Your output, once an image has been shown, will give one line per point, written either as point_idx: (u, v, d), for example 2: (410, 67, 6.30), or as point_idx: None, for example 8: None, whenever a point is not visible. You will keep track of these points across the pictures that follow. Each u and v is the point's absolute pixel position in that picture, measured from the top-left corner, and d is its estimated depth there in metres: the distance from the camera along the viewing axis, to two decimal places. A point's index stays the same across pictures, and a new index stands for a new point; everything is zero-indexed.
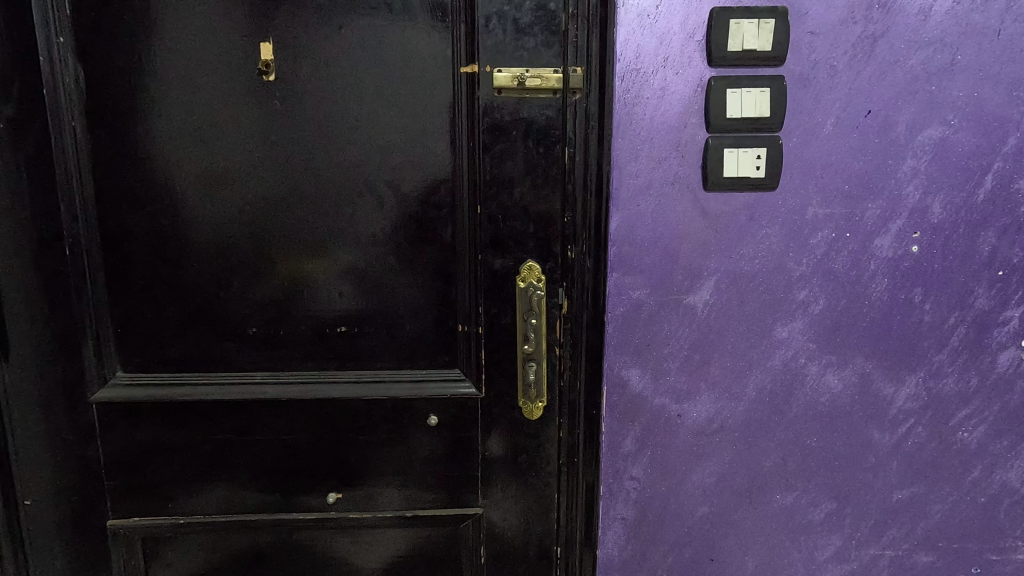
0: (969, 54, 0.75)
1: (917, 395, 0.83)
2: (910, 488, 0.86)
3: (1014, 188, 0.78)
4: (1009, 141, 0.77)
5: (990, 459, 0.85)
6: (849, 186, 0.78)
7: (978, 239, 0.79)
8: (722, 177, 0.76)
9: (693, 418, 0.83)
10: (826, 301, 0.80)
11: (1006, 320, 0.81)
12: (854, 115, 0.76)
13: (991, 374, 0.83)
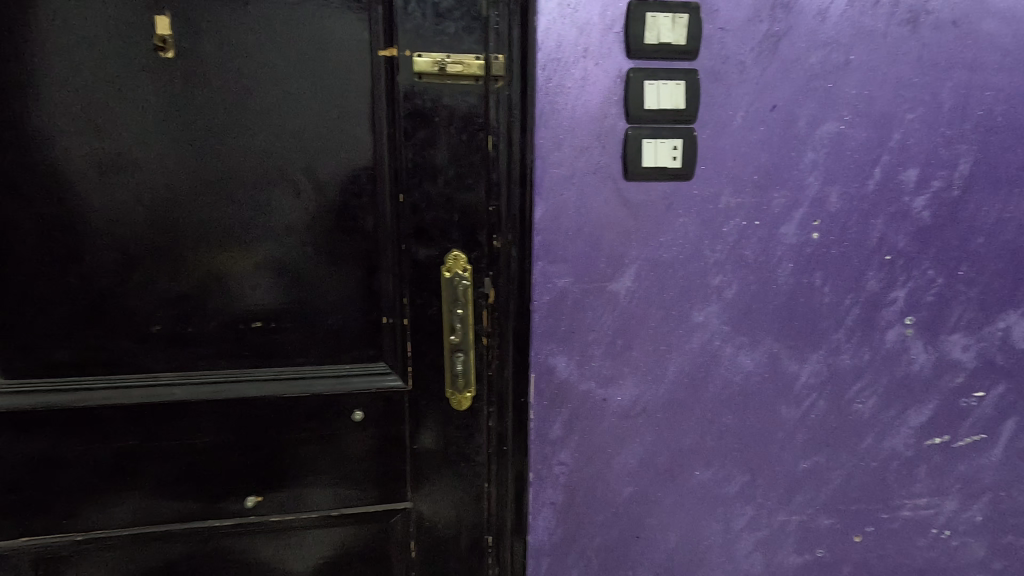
0: (861, 54, 0.81)
1: (819, 372, 0.90)
2: (813, 457, 0.93)
3: (899, 180, 0.85)
4: (894, 137, 0.84)
5: (881, 427, 0.94)
6: (758, 176, 0.82)
7: (869, 226, 0.86)
8: (641, 167, 0.78)
9: (618, 402, 0.86)
10: (738, 285, 0.85)
11: (893, 300, 0.89)
12: (761, 108, 0.80)
13: (881, 350, 0.91)
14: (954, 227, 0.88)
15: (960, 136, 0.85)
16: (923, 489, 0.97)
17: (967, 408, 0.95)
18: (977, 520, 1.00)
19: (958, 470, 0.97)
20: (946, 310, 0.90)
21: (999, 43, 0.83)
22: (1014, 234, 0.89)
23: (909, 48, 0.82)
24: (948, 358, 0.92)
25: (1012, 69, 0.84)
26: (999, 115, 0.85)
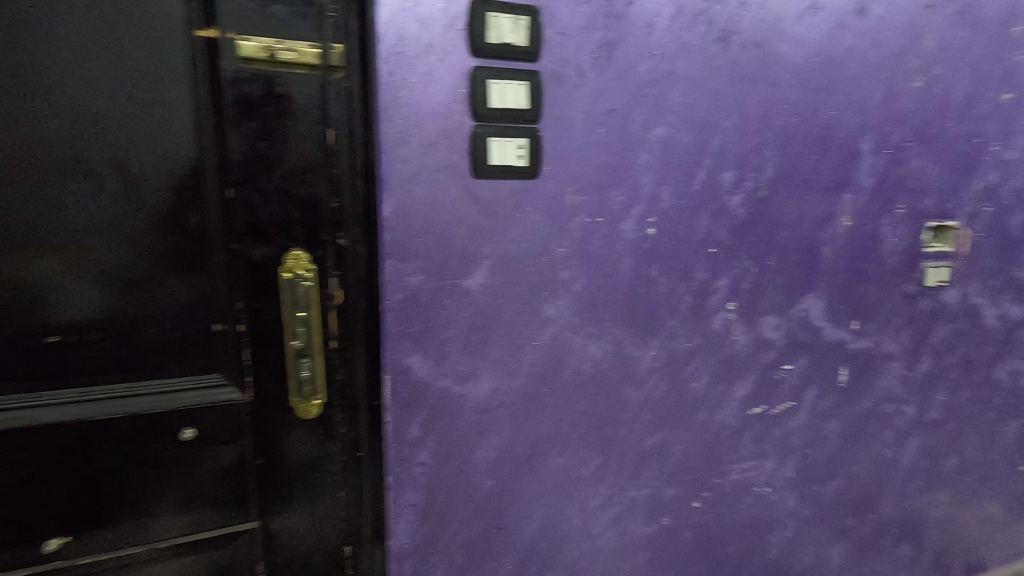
0: (684, 66, 0.89)
1: (659, 355, 0.99)
2: (657, 434, 1.02)
3: (719, 181, 0.96)
4: (713, 142, 0.94)
5: (712, 402, 1.05)
6: (599, 176, 0.88)
7: (696, 222, 0.96)
8: (489, 165, 0.80)
9: (475, 397, 0.87)
10: (585, 279, 0.90)
11: (718, 288, 1.00)
12: (599, 112, 0.85)
13: (710, 333, 1.02)
14: (764, 222, 1.01)
15: (765, 143, 0.98)
16: (747, 453, 1.11)
17: (778, 379, 1.10)
18: (788, 475, 1.17)
19: (773, 434, 1.13)
20: (760, 294, 1.04)
21: (793, 63, 0.97)
22: (808, 229, 1.06)
23: (723, 63, 0.92)
24: (762, 337, 1.07)
25: (802, 87, 0.99)
26: (794, 126, 1.00)
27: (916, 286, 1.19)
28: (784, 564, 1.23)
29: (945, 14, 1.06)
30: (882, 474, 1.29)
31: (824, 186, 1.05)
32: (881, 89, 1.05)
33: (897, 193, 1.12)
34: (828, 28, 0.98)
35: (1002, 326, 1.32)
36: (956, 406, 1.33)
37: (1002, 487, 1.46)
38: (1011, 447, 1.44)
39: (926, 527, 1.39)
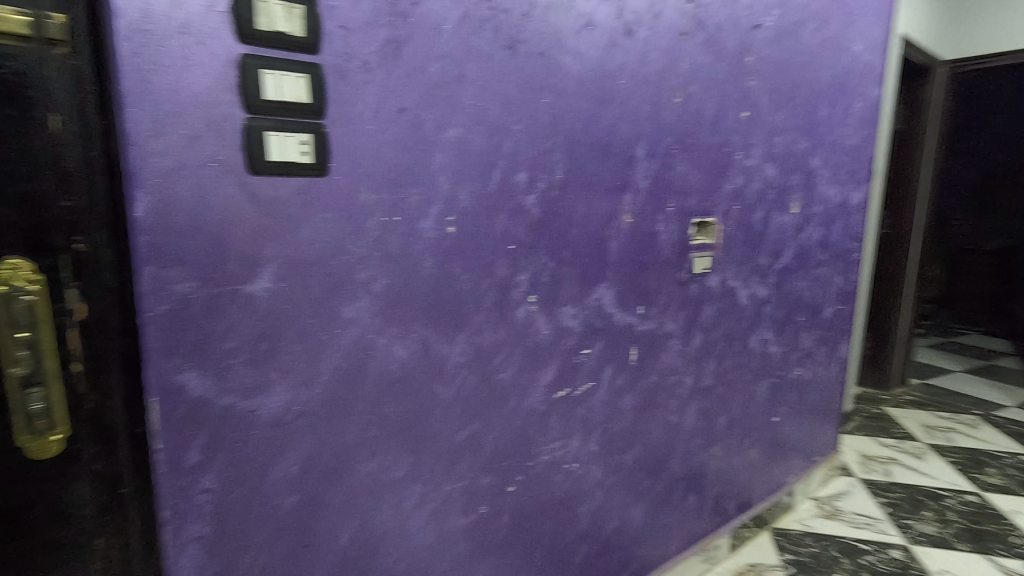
0: (473, 70, 0.93)
1: (466, 350, 1.02)
2: (469, 426, 1.05)
3: (513, 182, 1.02)
4: (505, 145, 0.99)
5: (519, 390, 1.12)
6: (394, 175, 0.87)
7: (495, 221, 1.01)
8: (267, 162, 0.75)
9: (268, 411, 0.81)
10: (385, 279, 0.89)
11: (519, 283, 1.07)
12: (389, 110, 0.84)
13: (514, 325, 1.08)
14: (556, 220, 1.10)
15: (554, 147, 1.07)
16: (556, 434, 1.21)
17: (578, 363, 1.21)
18: (593, 449, 1.29)
19: (578, 413, 1.24)
20: (557, 286, 1.14)
21: (574, 75, 1.07)
22: (597, 225, 1.18)
23: (511, 69, 0.98)
24: (562, 325, 1.16)
25: (583, 96, 1.10)
26: (578, 132, 1.10)
27: (686, 273, 1.40)
28: (595, 531, 1.35)
29: (695, 43, 1.28)
30: (671, 438, 1.48)
31: (607, 187, 1.18)
32: (649, 103, 1.22)
33: (666, 195, 1.30)
34: (602, 45, 1.11)
35: (750, 304, 1.61)
36: (722, 373, 1.59)
37: (759, 436, 1.79)
38: (762, 402, 1.76)
39: (707, 478, 1.64)
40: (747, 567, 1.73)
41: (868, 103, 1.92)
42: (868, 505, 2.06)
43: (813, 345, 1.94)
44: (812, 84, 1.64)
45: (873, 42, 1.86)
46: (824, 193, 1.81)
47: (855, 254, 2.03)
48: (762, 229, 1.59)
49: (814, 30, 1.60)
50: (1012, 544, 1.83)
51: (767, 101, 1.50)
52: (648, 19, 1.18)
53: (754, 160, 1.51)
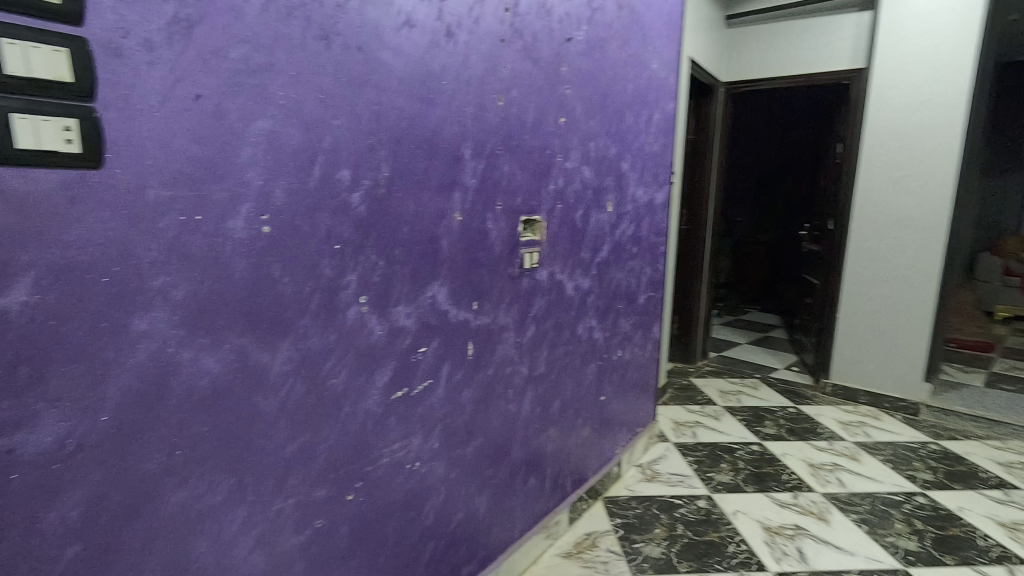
0: (283, 59, 0.87)
1: (290, 358, 0.96)
2: (298, 439, 0.99)
3: (336, 179, 0.98)
4: (324, 140, 0.95)
5: (354, 394, 1.08)
6: (192, 169, 0.78)
7: (316, 219, 0.96)
8: (15, 150, 0.63)
9: (34, 449, 0.68)
10: (188, 285, 0.80)
11: (347, 284, 1.03)
12: (182, 96, 0.76)
13: (344, 328, 1.04)
14: (385, 219, 1.08)
15: (378, 144, 1.05)
16: (395, 435, 1.19)
17: (415, 362, 1.21)
18: (434, 446, 1.30)
19: (417, 412, 1.24)
20: (389, 286, 1.12)
21: (395, 72, 1.07)
22: (427, 224, 1.18)
23: (326, 62, 0.94)
24: (396, 325, 1.15)
25: (406, 94, 1.09)
26: (403, 130, 1.10)
27: (517, 268, 1.48)
28: (440, 527, 1.36)
29: (513, 50, 1.35)
30: (510, 427, 1.55)
31: (436, 186, 1.19)
32: (473, 104, 1.26)
33: (494, 193, 1.36)
34: (423, 44, 1.11)
35: (575, 294, 1.75)
36: (554, 360, 1.70)
37: (589, 415, 1.95)
38: (590, 384, 1.93)
39: (545, 460, 1.75)
40: (584, 536, 1.88)
41: (665, 115, 2.20)
42: (680, 465, 2.38)
43: (631, 329, 2.17)
44: (619, 95, 1.83)
45: (666, 62, 2.13)
46: (633, 194, 2.03)
47: (661, 247, 2.32)
48: (583, 226, 1.73)
49: (618, 47, 1.78)
50: (782, 481, 2.25)
51: (581, 109, 1.64)
52: (468, 23, 1.21)
53: (572, 162, 1.64)
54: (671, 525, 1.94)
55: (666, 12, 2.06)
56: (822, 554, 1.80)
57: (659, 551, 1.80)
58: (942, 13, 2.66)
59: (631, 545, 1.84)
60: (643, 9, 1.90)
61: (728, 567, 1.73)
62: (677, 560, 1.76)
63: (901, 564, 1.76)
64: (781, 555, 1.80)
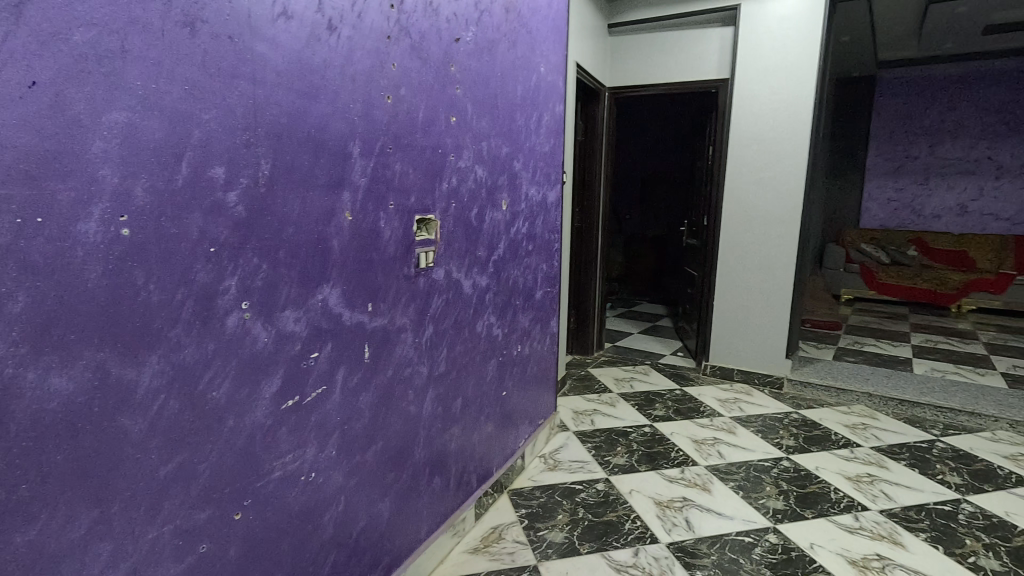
0: (139, 45, 0.80)
1: (161, 372, 0.88)
2: (175, 459, 0.92)
3: (208, 177, 0.91)
4: (193, 135, 0.88)
5: (238, 407, 1.02)
6: (27, 164, 0.70)
7: (186, 220, 0.89)
8: None
9: None
10: (28, 296, 0.71)
11: (226, 289, 0.97)
12: (11, 82, 0.68)
13: (224, 336, 0.97)
14: (266, 219, 1.03)
15: (256, 140, 0.99)
16: (287, 447, 1.14)
17: (307, 368, 1.16)
18: (331, 454, 1.26)
19: (311, 421, 1.19)
20: (274, 291, 1.06)
21: (272, 65, 1.01)
22: (315, 224, 1.14)
23: (190, 51, 0.87)
24: (284, 331, 1.10)
25: (285, 89, 1.04)
26: (283, 126, 1.04)
27: (413, 268, 1.46)
28: (341, 537, 1.32)
29: (400, 48, 1.33)
30: (411, 428, 1.54)
31: (322, 185, 1.15)
32: (360, 102, 1.23)
33: (385, 192, 1.33)
34: (302, 37, 1.07)
35: (473, 292, 1.77)
36: (454, 358, 1.71)
37: (491, 410, 1.98)
38: (491, 380, 1.96)
39: (449, 459, 1.75)
40: (490, 530, 1.90)
41: (554, 117, 2.28)
42: (580, 452, 2.48)
43: (529, 324, 2.23)
44: (509, 97, 1.87)
45: (554, 66, 2.21)
46: (527, 192, 2.09)
47: (555, 244, 2.40)
48: (478, 225, 1.76)
49: (506, 49, 1.82)
50: (671, 458, 2.43)
51: (472, 109, 1.66)
52: (351, 17, 1.18)
53: (465, 161, 1.65)
54: (572, 510, 2.02)
55: (551, 18, 2.14)
56: (706, 521, 1.98)
57: (562, 535, 1.88)
58: (790, 32, 3.00)
59: (536, 533, 1.89)
60: (529, 13, 1.96)
61: (625, 543, 1.85)
62: (579, 542, 1.85)
63: (771, 522, 1.98)
64: (671, 526, 1.94)
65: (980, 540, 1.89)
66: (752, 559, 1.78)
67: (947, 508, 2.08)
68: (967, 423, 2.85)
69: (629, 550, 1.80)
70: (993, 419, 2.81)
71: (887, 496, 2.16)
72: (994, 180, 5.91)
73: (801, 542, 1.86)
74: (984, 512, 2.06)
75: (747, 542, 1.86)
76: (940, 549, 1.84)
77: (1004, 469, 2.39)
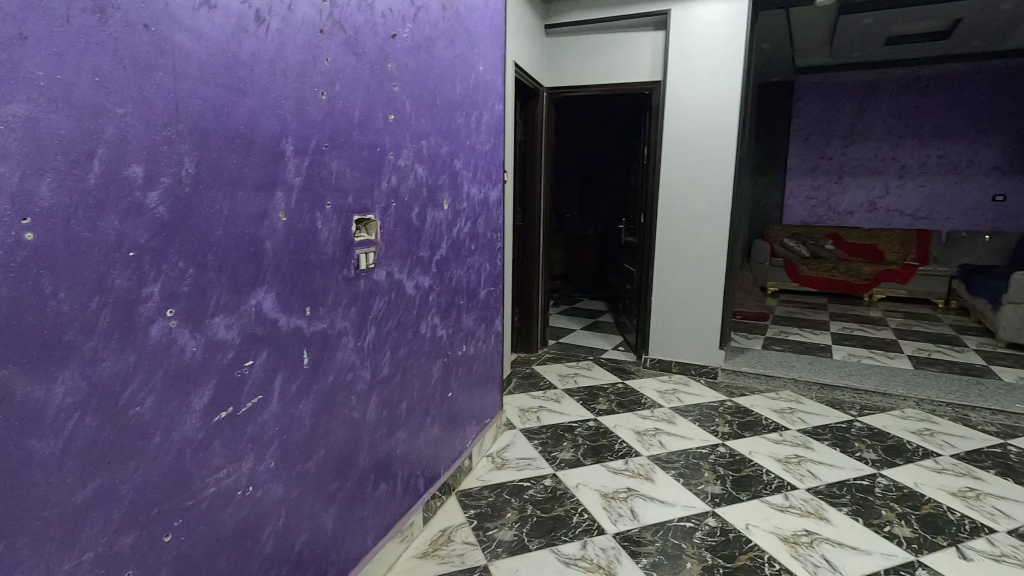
0: (39, 31, 0.73)
1: (74, 388, 0.81)
2: (94, 481, 0.85)
3: (124, 176, 0.85)
4: (106, 130, 0.82)
5: (165, 422, 0.95)
6: None
7: (100, 223, 0.82)
8: None
9: None
10: None
11: (148, 296, 0.90)
12: None
13: (147, 347, 0.91)
14: (192, 221, 0.97)
15: (178, 137, 0.93)
16: (221, 461, 1.07)
17: (241, 377, 1.10)
18: (270, 466, 1.20)
19: (247, 432, 1.13)
20: (203, 297, 1.00)
21: (195, 57, 0.95)
22: (246, 226, 1.08)
23: (100, 40, 0.81)
24: (215, 339, 1.04)
25: (210, 83, 0.99)
26: (208, 122, 0.99)
27: (353, 270, 1.42)
28: (283, 552, 1.26)
29: (334, 42, 1.29)
30: (355, 435, 1.49)
31: (253, 184, 1.09)
32: (292, 98, 1.18)
33: (322, 192, 1.29)
34: (227, 28, 1.01)
35: (416, 293, 1.74)
36: (398, 361, 1.68)
37: (438, 412, 1.96)
38: (437, 381, 1.93)
39: (395, 464, 1.71)
40: (439, 533, 1.88)
41: (494, 116, 2.28)
42: (527, 449, 2.50)
43: (474, 324, 2.22)
44: (448, 95, 1.85)
45: (492, 65, 2.21)
46: (468, 192, 2.07)
47: (498, 243, 2.40)
48: (420, 225, 1.73)
49: (444, 47, 1.81)
50: (615, 450, 2.49)
51: (411, 107, 1.63)
52: (280, 9, 1.13)
53: (404, 160, 1.62)
54: (521, 508, 2.04)
55: (488, 17, 2.14)
56: (649, 510, 2.04)
57: (511, 534, 1.88)
58: (718, 37, 3.14)
59: (485, 533, 1.89)
60: (466, 11, 1.95)
61: (573, 536, 1.87)
62: (528, 539, 1.86)
63: (710, 506, 2.07)
64: (617, 516, 1.99)
65: (894, 510, 2.05)
66: (694, 543, 1.85)
67: (865, 482, 2.25)
68: (881, 403, 3.10)
69: (577, 543, 1.83)
70: (902, 398, 3.07)
71: (813, 475, 2.31)
72: (898, 179, 6.44)
73: (738, 524, 1.96)
74: (897, 484, 2.25)
75: (689, 527, 1.94)
76: (860, 521, 1.98)
77: (912, 443, 2.61)
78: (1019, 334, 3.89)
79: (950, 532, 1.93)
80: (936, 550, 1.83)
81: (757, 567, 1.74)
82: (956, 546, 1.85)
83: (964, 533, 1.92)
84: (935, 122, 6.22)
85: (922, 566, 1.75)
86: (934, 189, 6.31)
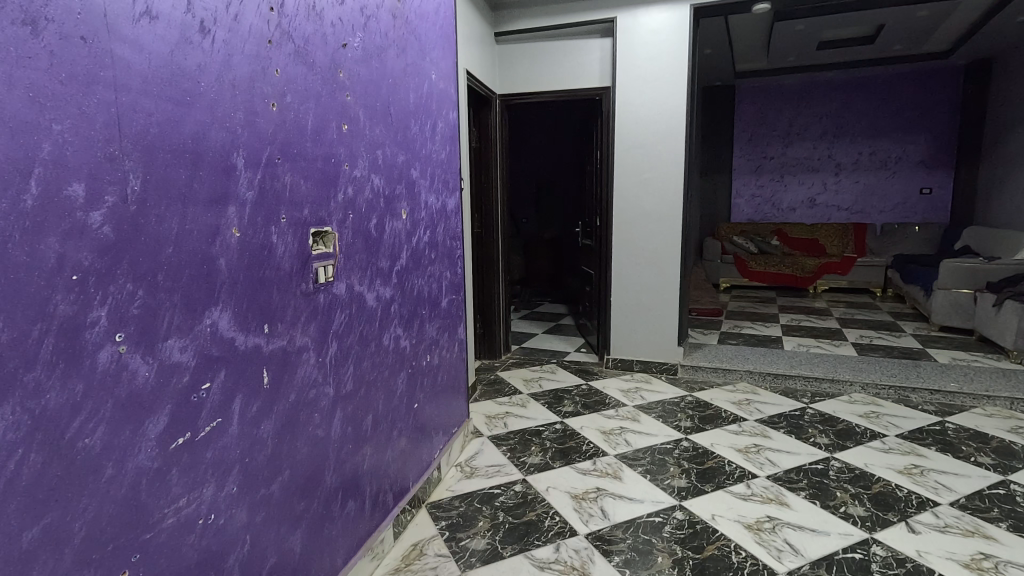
0: None
1: (18, 424, 0.76)
2: (41, 521, 0.80)
3: (63, 195, 0.81)
4: (41, 148, 0.78)
5: (118, 453, 0.90)
6: None
7: (39, 245, 0.78)
8: None
9: None
10: None
11: (94, 321, 0.86)
12: None
13: (94, 376, 0.86)
14: (138, 240, 0.92)
15: (122, 153, 0.89)
16: (179, 491, 1.02)
17: (198, 402, 1.06)
18: (232, 492, 1.15)
19: (206, 457, 1.08)
20: (154, 318, 0.96)
21: (137, 69, 0.92)
22: (198, 244, 1.04)
23: (32, 53, 0.77)
24: (169, 362, 0.99)
25: (153, 96, 0.95)
26: (154, 136, 0.95)
27: (311, 285, 1.39)
28: None
29: (283, 53, 1.26)
30: (320, 453, 1.45)
31: (204, 199, 1.05)
32: (241, 110, 1.14)
33: (276, 205, 1.25)
34: (169, 39, 0.98)
35: (377, 305, 1.72)
36: (362, 375, 1.65)
37: (404, 424, 1.93)
38: (400, 393, 1.90)
39: (362, 481, 1.67)
40: (411, 547, 1.85)
41: (448, 124, 2.28)
42: (495, 456, 2.49)
43: (435, 333, 2.20)
44: (402, 104, 1.84)
45: (445, 73, 2.21)
46: (426, 201, 2.06)
47: (456, 250, 2.39)
48: (378, 235, 1.71)
49: (397, 56, 1.80)
50: (582, 451, 2.52)
51: (364, 116, 1.61)
52: (227, 19, 1.10)
53: (360, 170, 1.60)
54: (492, 516, 2.02)
55: (439, 26, 2.14)
56: (619, 508, 2.07)
57: (483, 542, 1.87)
58: (662, 44, 3.25)
59: (457, 544, 1.87)
60: (416, 19, 1.94)
61: (546, 540, 1.88)
62: (500, 546, 1.85)
63: (676, 500, 2.12)
64: (588, 517, 2.01)
65: (847, 491, 2.16)
66: (663, 538, 1.89)
67: (820, 466, 2.35)
68: (830, 389, 3.25)
69: (550, 547, 1.84)
70: (849, 383, 3.23)
71: (772, 462, 2.40)
72: (835, 176, 6.80)
73: (704, 515, 2.01)
74: (849, 466, 2.36)
75: (658, 522, 1.98)
76: (818, 503, 2.07)
77: (860, 426, 2.75)
78: (949, 317, 4.17)
79: (900, 508, 2.04)
80: (887, 526, 1.93)
81: (723, 556, 1.79)
82: (905, 521, 1.96)
83: (911, 508, 2.04)
84: (864, 122, 6.62)
85: (876, 543, 1.84)
86: (867, 184, 6.70)
